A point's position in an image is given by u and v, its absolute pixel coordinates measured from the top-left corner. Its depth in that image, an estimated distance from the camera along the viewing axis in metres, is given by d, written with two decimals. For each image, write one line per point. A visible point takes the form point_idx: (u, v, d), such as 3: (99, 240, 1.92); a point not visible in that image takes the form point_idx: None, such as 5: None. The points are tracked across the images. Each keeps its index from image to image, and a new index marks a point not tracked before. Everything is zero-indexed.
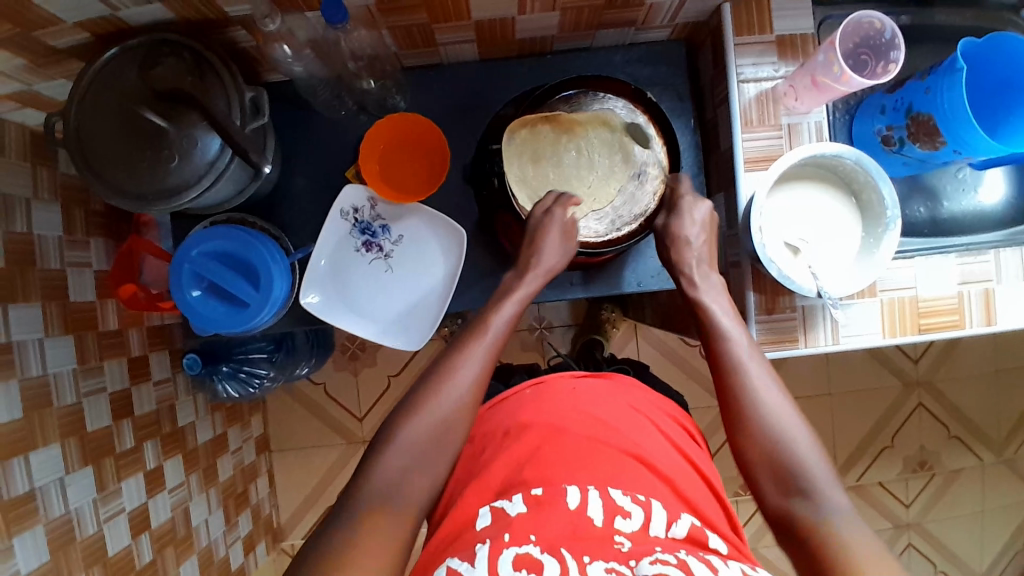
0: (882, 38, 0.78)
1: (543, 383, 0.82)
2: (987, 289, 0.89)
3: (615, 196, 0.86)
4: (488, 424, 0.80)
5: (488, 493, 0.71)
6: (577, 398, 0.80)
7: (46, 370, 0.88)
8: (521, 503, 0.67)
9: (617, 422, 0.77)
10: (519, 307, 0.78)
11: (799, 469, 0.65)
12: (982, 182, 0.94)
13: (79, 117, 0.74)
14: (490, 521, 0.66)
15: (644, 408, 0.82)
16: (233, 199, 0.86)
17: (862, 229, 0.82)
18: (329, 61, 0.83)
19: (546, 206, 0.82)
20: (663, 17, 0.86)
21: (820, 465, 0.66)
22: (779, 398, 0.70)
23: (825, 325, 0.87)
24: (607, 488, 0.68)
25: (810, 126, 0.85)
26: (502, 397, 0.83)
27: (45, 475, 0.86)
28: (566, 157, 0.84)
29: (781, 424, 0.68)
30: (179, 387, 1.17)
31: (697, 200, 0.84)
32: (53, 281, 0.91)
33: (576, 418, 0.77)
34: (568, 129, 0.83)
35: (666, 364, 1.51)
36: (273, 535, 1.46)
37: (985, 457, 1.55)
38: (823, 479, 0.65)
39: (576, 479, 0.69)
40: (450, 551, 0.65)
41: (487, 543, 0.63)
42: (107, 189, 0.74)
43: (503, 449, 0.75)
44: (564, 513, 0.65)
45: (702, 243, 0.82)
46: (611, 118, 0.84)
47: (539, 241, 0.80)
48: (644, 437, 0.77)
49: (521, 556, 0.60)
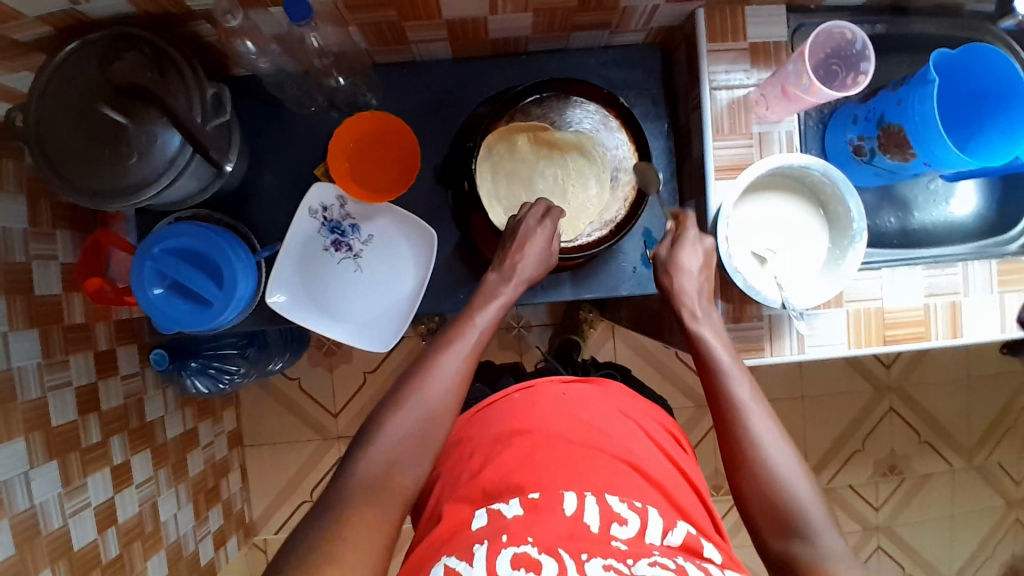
0: (853, 49, 0.78)
1: (533, 388, 0.81)
2: (953, 301, 0.89)
3: (582, 229, 0.88)
4: (472, 430, 0.78)
5: (480, 497, 0.68)
6: (565, 402, 0.78)
7: (10, 363, 0.86)
8: (518, 506, 0.65)
9: (610, 429, 0.76)
10: (503, 306, 0.77)
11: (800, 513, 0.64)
12: (954, 194, 0.94)
13: (38, 111, 0.72)
14: (486, 522, 0.65)
15: (634, 414, 0.81)
16: (196, 196, 0.85)
17: (829, 239, 0.82)
18: (297, 56, 0.81)
19: (532, 213, 0.81)
20: (637, 21, 0.85)
21: (825, 518, 0.64)
22: (779, 438, 0.68)
23: (790, 335, 0.87)
24: (604, 495, 0.66)
25: (781, 135, 0.86)
26: (488, 403, 0.81)
27: (8, 469, 0.84)
28: (539, 184, 0.87)
29: (782, 469, 0.66)
30: (147, 382, 1.16)
31: (701, 237, 0.78)
32: (17, 275, 0.89)
33: (566, 423, 0.75)
34: (548, 148, 0.87)
35: (642, 364, 1.51)
36: (245, 530, 1.46)
37: (955, 462, 1.57)
38: (826, 527, 0.63)
39: (572, 485, 0.67)
40: (444, 551, 0.64)
41: (484, 543, 0.61)
42: (65, 185, 0.73)
43: (494, 451, 0.72)
44: (562, 518, 0.63)
45: (698, 279, 0.77)
46: (588, 148, 0.88)
47: (522, 242, 0.79)
48: (637, 444, 0.75)
49: (519, 555, 0.59)
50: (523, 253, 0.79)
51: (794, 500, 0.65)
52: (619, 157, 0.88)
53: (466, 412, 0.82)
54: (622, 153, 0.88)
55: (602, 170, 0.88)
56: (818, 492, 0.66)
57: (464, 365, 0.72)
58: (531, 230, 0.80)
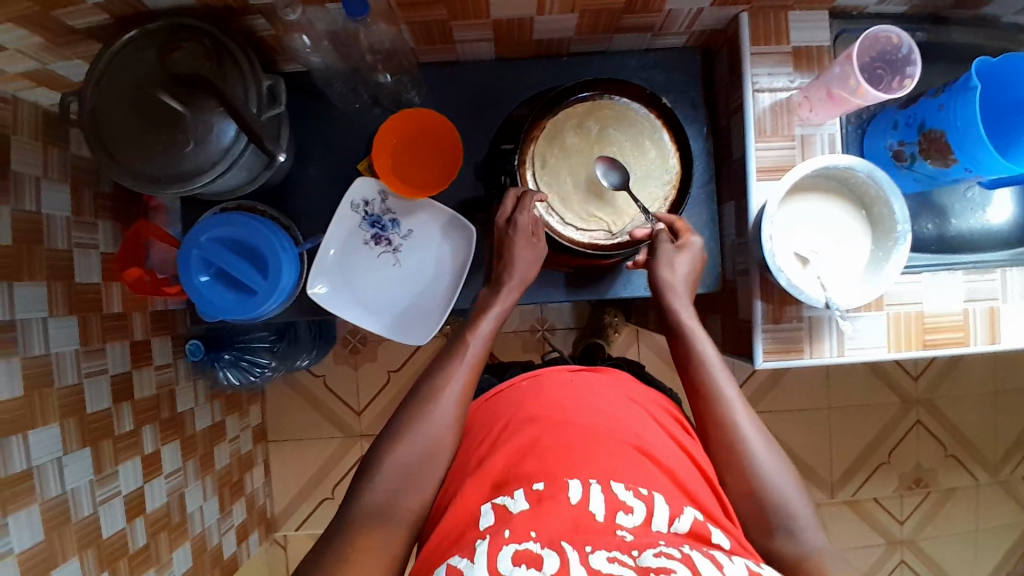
0: (900, 53, 0.78)
1: (538, 376, 0.82)
2: (992, 307, 0.90)
3: (630, 217, 0.87)
4: (483, 417, 0.79)
5: (489, 487, 0.68)
6: (575, 388, 0.78)
7: (48, 349, 0.86)
8: (523, 499, 0.64)
9: (619, 414, 0.75)
10: (494, 324, 0.79)
11: (784, 510, 0.69)
12: (991, 201, 0.93)
13: (96, 95, 0.74)
14: (493, 520, 0.63)
15: (641, 400, 0.80)
16: (246, 186, 0.86)
17: (872, 242, 0.83)
18: (347, 53, 0.83)
19: (509, 213, 0.83)
20: (680, 24, 0.87)
21: (808, 514, 0.69)
22: (764, 438, 0.73)
23: (831, 336, 0.87)
24: (609, 483, 0.64)
25: (824, 138, 0.86)
26: (496, 392, 0.82)
27: (43, 454, 0.84)
28: (586, 169, 0.87)
29: (766, 466, 0.71)
30: (179, 373, 1.16)
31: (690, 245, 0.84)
32: (60, 261, 0.90)
33: (578, 409, 0.74)
34: (597, 140, 0.87)
35: (665, 370, 1.51)
36: (267, 525, 1.46)
37: (981, 477, 1.55)
38: (806, 518, 0.69)
39: (578, 472, 0.65)
40: (454, 550, 0.62)
41: (487, 539, 0.60)
42: (120, 171, 0.75)
43: (502, 439, 0.72)
44: (566, 508, 0.62)
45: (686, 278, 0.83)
46: (632, 127, 0.87)
47: (508, 255, 0.81)
48: (645, 429, 0.74)
49: (521, 552, 0.57)
50: (515, 251, 0.81)
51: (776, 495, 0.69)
52: (663, 156, 0.88)
53: (477, 401, 0.84)
54: (664, 152, 0.88)
55: (644, 160, 0.88)
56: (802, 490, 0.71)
57: (463, 381, 0.74)
58: (523, 222, 0.81)
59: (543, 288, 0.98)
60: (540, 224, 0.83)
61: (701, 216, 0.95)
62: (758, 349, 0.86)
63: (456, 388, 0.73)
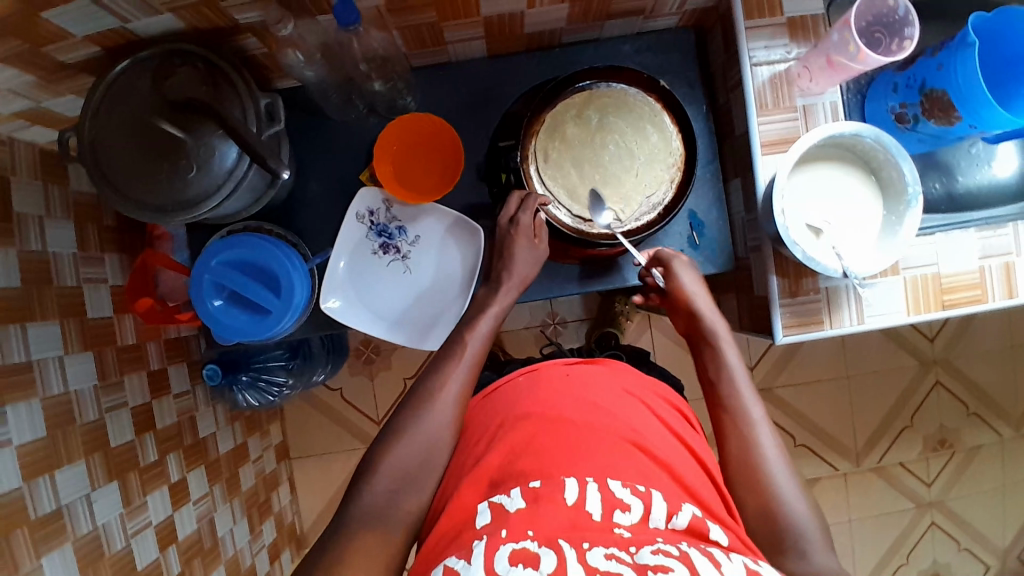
0: (896, 15, 0.78)
1: (536, 371, 0.81)
2: (1007, 261, 0.89)
3: (638, 204, 0.87)
4: (479, 415, 0.79)
5: (485, 487, 0.67)
6: (572, 383, 0.77)
7: (67, 387, 0.86)
8: (520, 497, 0.63)
9: (613, 407, 0.75)
10: (494, 323, 0.81)
11: (795, 529, 0.66)
12: (996, 155, 0.92)
13: (94, 129, 0.74)
14: (489, 519, 0.63)
15: (637, 391, 0.80)
16: (250, 208, 0.86)
17: (883, 207, 0.82)
18: (338, 64, 0.83)
19: (511, 213, 0.85)
20: (671, 4, 0.86)
21: (820, 538, 0.66)
22: (780, 455, 0.71)
23: (849, 305, 0.86)
24: (606, 480, 0.64)
25: (826, 106, 0.85)
26: (494, 387, 0.82)
27: (70, 492, 0.83)
28: (590, 159, 0.86)
29: (784, 487, 0.68)
30: (198, 399, 1.16)
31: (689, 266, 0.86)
32: (70, 298, 0.90)
33: (582, 407, 0.73)
34: (598, 130, 0.86)
35: (680, 353, 1.51)
36: (297, 542, 1.46)
37: (1004, 432, 1.55)
38: (818, 543, 0.65)
39: (574, 471, 0.65)
40: (450, 548, 0.62)
41: (484, 539, 0.59)
42: (125, 202, 0.74)
43: (498, 439, 0.72)
44: (563, 509, 0.61)
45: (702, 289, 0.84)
46: (634, 111, 0.87)
47: (508, 255, 0.84)
48: (640, 421, 0.74)
49: (518, 551, 0.56)
50: (515, 250, 0.84)
51: (789, 514, 0.67)
52: (666, 139, 0.87)
53: (474, 398, 0.83)
54: (667, 134, 0.87)
55: (648, 147, 0.87)
56: (816, 512, 0.68)
57: (462, 381, 0.75)
58: (525, 224, 0.84)
59: (556, 282, 0.97)
60: (542, 225, 0.85)
61: (706, 196, 0.95)
62: (777, 324, 0.86)
63: (455, 388, 0.74)
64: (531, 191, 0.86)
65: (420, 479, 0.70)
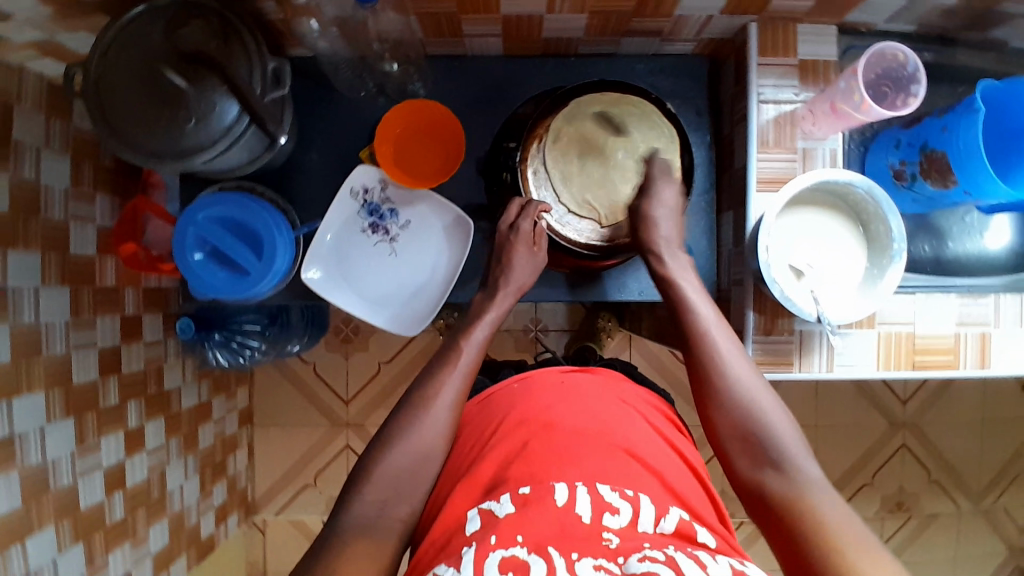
0: (904, 71, 0.78)
1: (529, 377, 0.81)
2: (984, 332, 0.89)
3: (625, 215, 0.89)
4: (473, 420, 0.79)
5: (477, 492, 0.67)
6: (564, 390, 0.77)
7: (38, 318, 0.86)
8: (509, 503, 0.62)
9: (607, 414, 0.74)
10: (489, 329, 0.81)
11: (768, 439, 0.68)
12: (989, 227, 0.92)
13: (101, 66, 0.74)
14: (478, 525, 0.62)
15: (633, 401, 0.79)
16: (245, 167, 0.86)
17: (867, 259, 0.83)
18: (354, 40, 0.84)
19: (513, 219, 0.86)
20: (689, 31, 0.87)
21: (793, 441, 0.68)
22: (748, 371, 0.73)
23: (820, 351, 0.87)
24: (595, 484, 0.64)
25: (825, 152, 0.86)
26: (487, 394, 0.82)
27: (26, 422, 0.83)
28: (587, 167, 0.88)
29: (754, 394, 0.71)
30: (169, 350, 1.16)
31: (665, 181, 0.85)
32: (55, 231, 0.89)
33: (573, 412, 0.73)
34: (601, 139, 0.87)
35: (654, 378, 1.51)
36: (245, 508, 1.46)
37: (962, 504, 1.55)
38: (791, 445, 0.68)
39: (564, 476, 0.65)
40: (441, 556, 0.61)
41: (473, 546, 0.59)
42: (121, 144, 0.75)
43: (491, 445, 0.71)
44: (551, 510, 0.61)
45: (672, 215, 0.84)
46: (639, 128, 0.87)
47: (507, 261, 0.84)
48: (632, 428, 0.74)
49: (508, 558, 0.55)
50: (513, 258, 0.85)
51: (761, 422, 0.69)
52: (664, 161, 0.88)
53: (470, 402, 0.83)
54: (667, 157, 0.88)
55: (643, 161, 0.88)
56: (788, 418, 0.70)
57: (457, 389, 0.75)
58: (524, 231, 0.85)
59: (539, 286, 0.97)
60: (542, 231, 0.86)
61: (698, 224, 0.96)
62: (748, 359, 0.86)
63: (442, 391, 0.74)
64: (532, 199, 0.87)
65: (375, 462, 0.70)
